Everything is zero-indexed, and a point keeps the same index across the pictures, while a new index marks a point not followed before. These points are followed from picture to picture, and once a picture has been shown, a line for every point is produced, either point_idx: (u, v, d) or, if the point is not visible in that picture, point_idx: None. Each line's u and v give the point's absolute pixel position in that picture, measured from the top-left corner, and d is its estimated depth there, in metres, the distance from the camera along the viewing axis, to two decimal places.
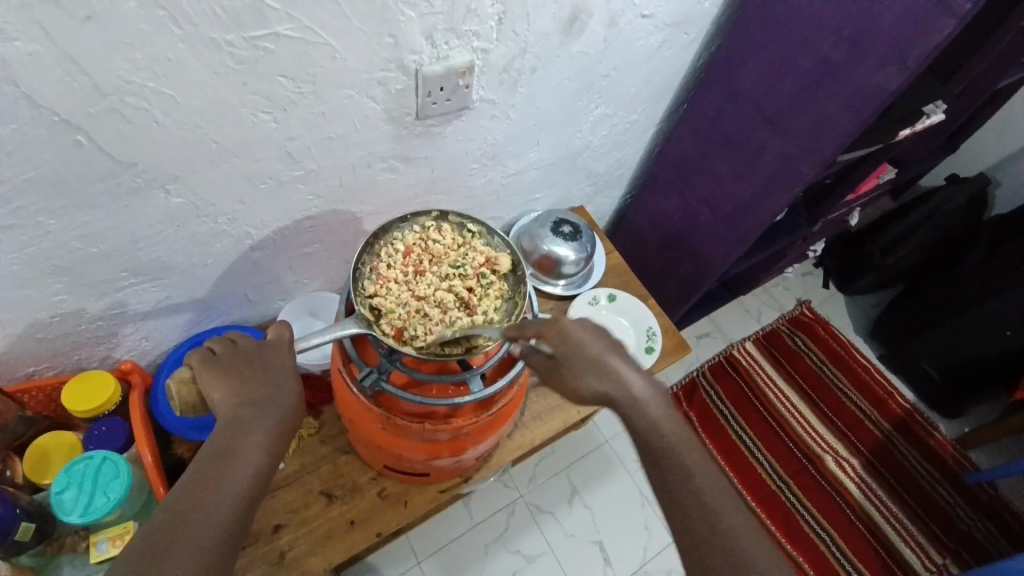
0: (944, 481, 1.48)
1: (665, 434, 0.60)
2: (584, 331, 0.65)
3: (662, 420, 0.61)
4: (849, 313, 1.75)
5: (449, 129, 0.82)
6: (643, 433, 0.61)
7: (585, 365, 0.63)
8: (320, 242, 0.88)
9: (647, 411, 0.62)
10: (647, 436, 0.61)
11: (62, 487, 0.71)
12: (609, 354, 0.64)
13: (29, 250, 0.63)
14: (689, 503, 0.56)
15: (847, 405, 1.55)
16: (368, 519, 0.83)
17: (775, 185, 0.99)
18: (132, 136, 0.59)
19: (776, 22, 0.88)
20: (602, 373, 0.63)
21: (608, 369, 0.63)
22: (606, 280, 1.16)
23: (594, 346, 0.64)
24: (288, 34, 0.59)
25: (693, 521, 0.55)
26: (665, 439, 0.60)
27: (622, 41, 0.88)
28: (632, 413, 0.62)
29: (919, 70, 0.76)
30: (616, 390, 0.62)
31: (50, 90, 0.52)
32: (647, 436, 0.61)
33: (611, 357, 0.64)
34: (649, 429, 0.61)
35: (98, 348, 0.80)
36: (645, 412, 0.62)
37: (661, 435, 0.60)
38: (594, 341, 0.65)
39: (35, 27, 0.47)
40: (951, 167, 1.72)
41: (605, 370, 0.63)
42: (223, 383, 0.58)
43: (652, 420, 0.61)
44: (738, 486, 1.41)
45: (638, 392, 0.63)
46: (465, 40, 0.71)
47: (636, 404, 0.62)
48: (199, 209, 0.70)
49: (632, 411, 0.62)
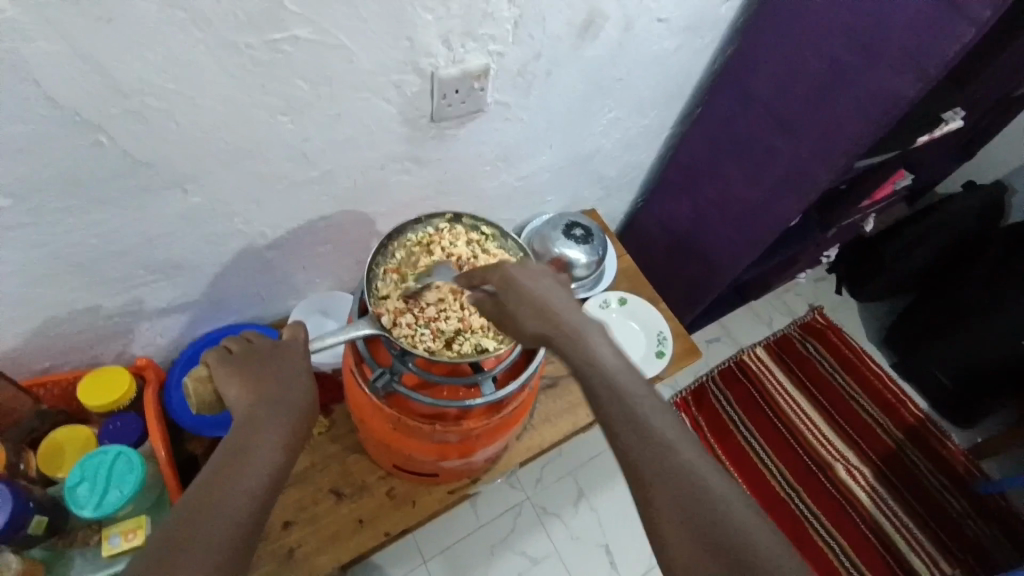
0: (955, 490, 1.46)
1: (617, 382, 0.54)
2: (529, 276, 0.65)
3: (619, 375, 0.55)
4: (860, 320, 1.73)
5: (463, 132, 0.82)
6: (591, 374, 0.55)
7: (527, 305, 0.62)
8: (333, 243, 0.88)
9: (589, 347, 0.57)
10: (592, 377, 0.55)
11: (77, 481, 0.72)
12: (549, 296, 0.63)
13: (49, 247, 0.64)
14: (655, 468, 0.49)
15: (858, 412, 1.54)
16: (377, 518, 0.84)
17: (790, 191, 0.98)
18: (151, 136, 0.60)
19: (792, 26, 0.88)
20: (540, 315, 0.61)
21: (546, 310, 0.61)
22: (616, 283, 1.15)
23: (535, 287, 0.63)
24: (307, 38, 0.59)
25: (652, 492, 0.48)
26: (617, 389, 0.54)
27: (637, 45, 0.88)
28: (577, 352, 0.57)
29: (937, 79, 0.75)
30: (553, 330, 0.60)
31: (73, 91, 0.53)
32: (587, 376, 0.55)
33: (550, 294, 0.63)
34: (597, 372, 0.55)
35: (115, 343, 0.82)
36: (589, 351, 0.57)
37: (621, 397, 0.53)
38: (539, 282, 0.64)
39: (59, 29, 0.48)
40: (968, 174, 1.70)
41: (541, 310, 0.61)
42: (239, 381, 0.59)
43: (595, 360, 0.56)
44: (746, 492, 1.41)
45: (578, 329, 0.59)
46: (481, 43, 0.72)
47: (573, 341, 0.58)
48: (216, 209, 0.71)
49: (578, 354, 0.57)
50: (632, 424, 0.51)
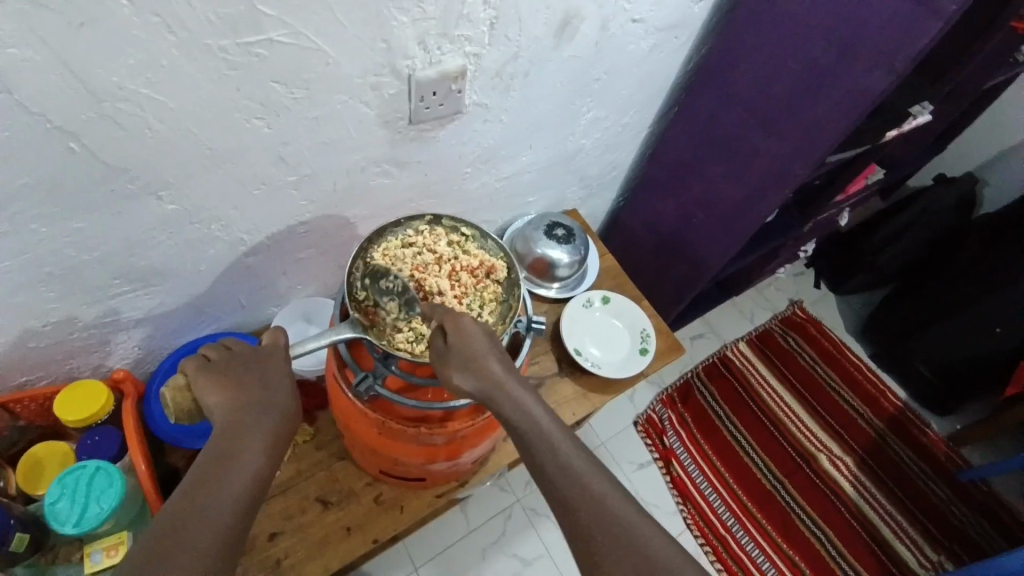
0: (936, 476, 1.49)
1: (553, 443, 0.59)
2: (475, 330, 0.66)
3: (560, 441, 0.60)
4: (840, 313, 1.76)
5: (442, 134, 0.82)
6: (527, 434, 0.60)
7: (465, 361, 0.64)
8: (313, 248, 0.87)
9: (528, 412, 0.62)
10: (533, 444, 0.60)
11: (56, 497, 0.70)
12: (491, 353, 0.65)
13: (22, 257, 0.63)
14: (603, 524, 0.54)
15: (840, 403, 1.57)
16: (364, 525, 0.83)
17: (767, 186, 1.00)
18: (125, 142, 0.59)
19: (765, 25, 0.90)
20: (482, 374, 0.64)
21: (486, 368, 0.64)
22: (600, 282, 1.16)
23: (480, 342, 0.66)
24: (281, 41, 0.59)
25: (600, 547, 0.53)
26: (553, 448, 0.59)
27: (613, 45, 0.89)
28: (513, 413, 0.62)
29: (905, 72, 0.77)
30: (494, 391, 0.63)
31: (43, 97, 0.52)
32: (530, 441, 0.60)
33: (493, 355, 0.65)
34: (529, 430, 0.61)
35: (91, 356, 0.80)
36: (530, 416, 0.62)
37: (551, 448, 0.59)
38: (483, 341, 0.66)
39: (30, 35, 0.47)
40: (938, 167, 1.75)
41: (483, 370, 0.64)
42: (220, 388, 0.59)
43: (534, 424, 0.61)
44: (733, 486, 1.42)
45: (517, 394, 0.63)
46: (458, 45, 0.72)
47: (514, 404, 0.63)
48: (193, 215, 0.70)
49: (511, 413, 0.62)
50: (578, 486, 0.56)
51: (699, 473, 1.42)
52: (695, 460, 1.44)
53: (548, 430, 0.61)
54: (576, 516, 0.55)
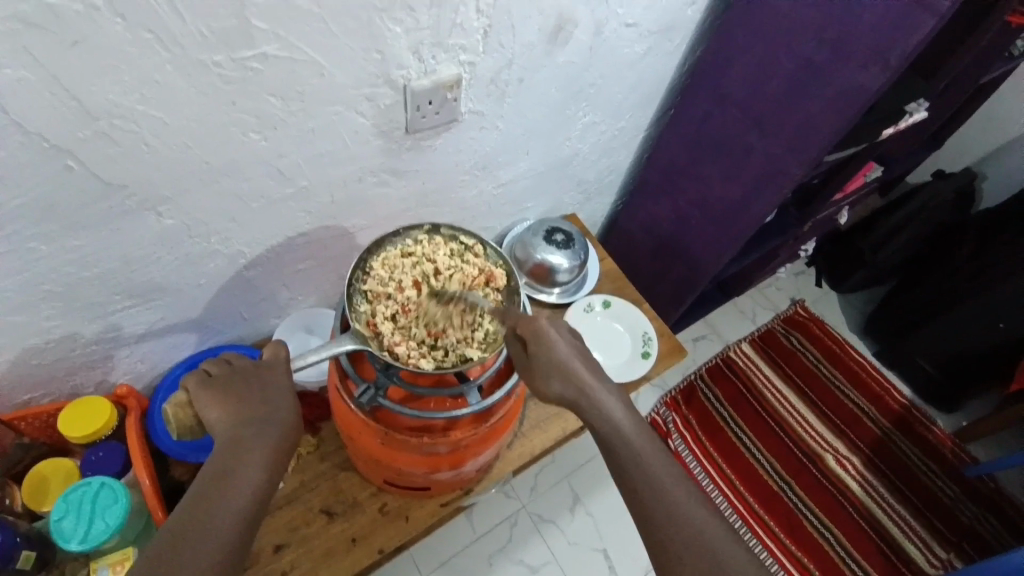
0: (943, 474, 1.49)
1: (640, 453, 0.60)
2: (557, 334, 0.68)
3: (642, 447, 0.60)
4: (842, 311, 1.76)
5: (439, 142, 0.83)
6: (611, 439, 0.61)
7: (552, 368, 0.65)
8: (312, 259, 0.88)
9: (611, 418, 0.63)
10: (619, 451, 0.60)
11: (61, 514, 0.70)
12: (573, 357, 0.67)
13: (22, 276, 0.63)
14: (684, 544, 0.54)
15: (844, 402, 1.56)
16: (369, 536, 0.83)
17: (765, 186, 0.99)
18: (121, 159, 0.59)
19: (757, 26, 0.90)
20: (567, 378, 0.65)
21: (573, 374, 0.65)
22: (600, 286, 1.16)
23: (561, 348, 0.67)
24: (275, 54, 0.59)
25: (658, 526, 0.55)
26: (639, 458, 0.59)
27: (607, 50, 0.89)
28: (598, 419, 0.63)
29: (899, 70, 0.77)
30: (582, 397, 0.64)
31: (39, 116, 0.52)
32: (614, 448, 0.61)
33: (577, 360, 0.67)
34: (614, 435, 0.62)
35: (93, 372, 0.80)
36: (613, 420, 0.63)
37: (631, 448, 0.60)
38: (566, 345, 0.67)
39: (24, 54, 0.48)
40: (936, 163, 1.75)
41: (569, 375, 0.65)
42: (219, 403, 0.58)
43: (619, 431, 0.62)
44: (740, 487, 1.41)
45: (601, 397, 0.65)
46: (452, 53, 0.72)
47: (598, 409, 0.64)
48: (192, 229, 0.70)
49: (596, 417, 0.63)
50: (651, 489, 0.57)
51: (705, 475, 1.42)
52: (701, 462, 1.43)
53: (633, 435, 0.61)
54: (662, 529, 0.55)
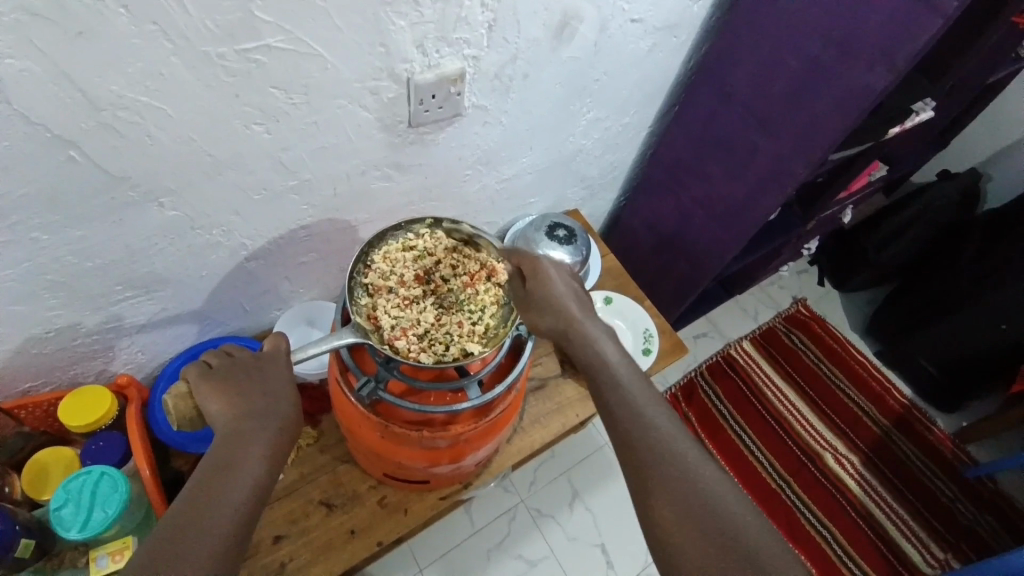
0: (942, 474, 1.49)
1: (623, 386, 0.62)
2: (556, 276, 0.74)
3: (629, 382, 0.62)
4: (844, 310, 1.75)
5: (442, 136, 0.82)
6: (594, 367, 0.65)
7: (546, 301, 0.71)
8: (314, 252, 0.88)
9: (613, 372, 0.63)
10: (601, 377, 0.63)
11: (61, 503, 0.71)
12: (585, 321, 0.69)
13: (25, 266, 0.63)
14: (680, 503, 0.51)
15: (845, 401, 1.56)
16: (369, 528, 0.83)
17: (769, 185, 0.99)
18: (124, 150, 0.59)
19: (763, 24, 0.89)
20: (558, 312, 0.70)
21: (580, 332, 0.68)
22: (602, 282, 1.16)
23: (558, 287, 0.72)
24: (279, 46, 0.59)
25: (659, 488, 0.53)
26: (620, 388, 0.61)
27: (612, 45, 0.89)
28: (585, 350, 0.67)
29: (907, 69, 0.77)
30: (569, 328, 0.68)
31: (43, 107, 0.52)
32: (596, 374, 0.64)
33: (572, 300, 0.71)
34: (597, 364, 0.65)
35: (95, 362, 0.80)
36: (600, 353, 0.66)
37: (615, 378, 0.63)
38: (563, 285, 0.73)
39: (27, 45, 0.48)
40: (942, 163, 1.74)
41: (560, 309, 0.70)
42: (220, 395, 0.58)
43: (603, 360, 0.65)
44: (739, 485, 1.41)
45: (592, 332, 0.68)
46: (456, 48, 0.72)
47: (585, 340, 0.67)
48: (194, 221, 0.70)
49: (581, 347, 0.67)
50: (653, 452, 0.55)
51: None
52: None
53: (617, 366, 0.64)
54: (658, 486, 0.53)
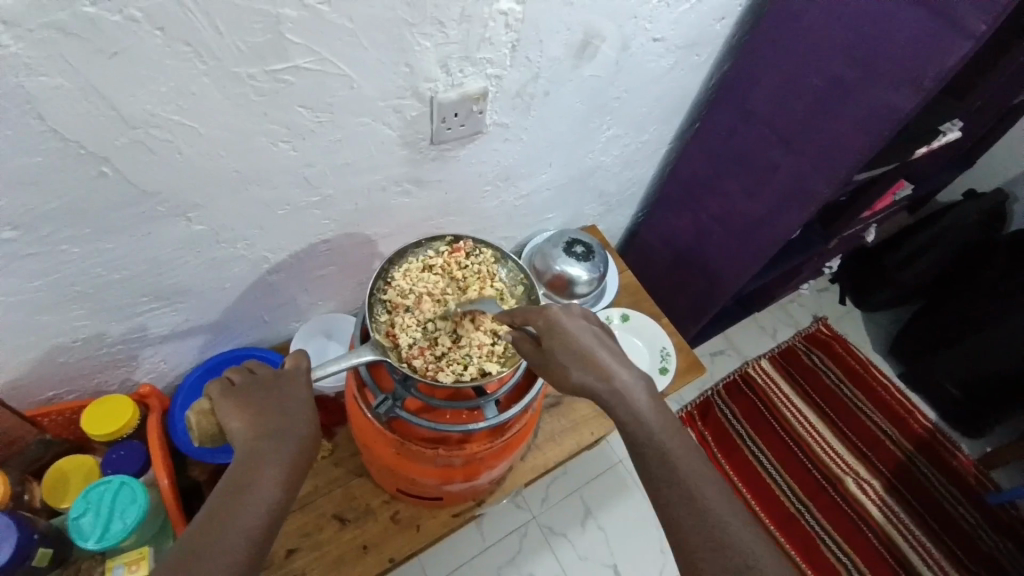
0: (966, 501, 1.45)
1: (661, 445, 0.57)
2: (574, 323, 0.64)
3: (666, 438, 0.58)
4: (865, 330, 1.72)
5: (462, 153, 0.83)
6: (633, 430, 0.58)
7: (571, 358, 0.62)
8: (333, 265, 0.88)
9: (636, 406, 0.59)
10: (643, 445, 0.57)
11: (80, 512, 0.71)
12: (595, 346, 0.63)
13: (54, 276, 0.64)
14: (699, 533, 0.53)
15: (866, 424, 1.53)
16: (381, 544, 0.83)
17: (790, 205, 0.98)
18: (153, 166, 0.60)
19: (786, 43, 0.89)
20: (590, 369, 0.61)
21: (594, 361, 0.61)
22: (619, 299, 1.15)
23: (582, 338, 0.63)
24: (307, 66, 0.60)
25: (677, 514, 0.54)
26: (661, 451, 0.57)
27: (634, 64, 0.89)
28: (622, 410, 0.59)
29: (935, 92, 0.76)
30: (602, 388, 0.60)
31: (77, 124, 0.53)
32: (639, 441, 0.58)
33: (599, 348, 0.63)
34: (637, 425, 0.58)
35: (118, 370, 0.81)
36: (638, 412, 0.58)
37: (654, 439, 0.57)
38: (586, 334, 0.63)
39: (63, 64, 0.49)
40: (967, 182, 1.71)
41: (590, 364, 0.61)
42: (240, 412, 0.59)
43: (645, 423, 0.58)
44: (755, 508, 1.39)
45: (627, 386, 0.60)
46: (479, 67, 0.72)
47: (622, 398, 0.59)
48: (218, 234, 0.71)
49: (620, 408, 0.59)
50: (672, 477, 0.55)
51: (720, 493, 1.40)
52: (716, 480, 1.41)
53: (658, 426, 0.58)
54: (687, 525, 0.53)
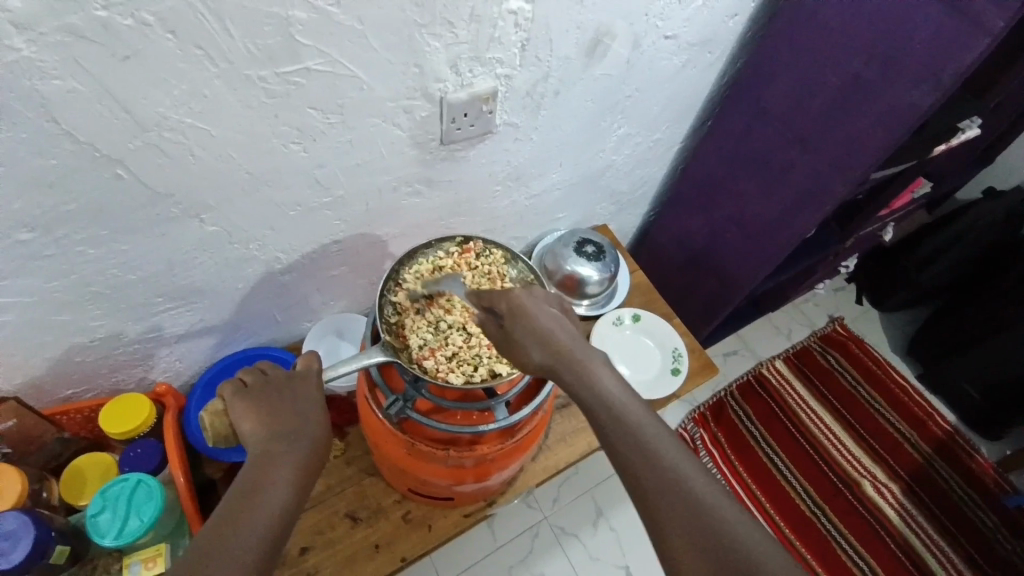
0: (986, 505, 1.42)
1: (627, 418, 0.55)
2: (533, 302, 0.64)
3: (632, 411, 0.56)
4: (883, 330, 1.70)
5: (472, 153, 0.83)
6: (598, 409, 0.56)
7: (532, 337, 0.61)
8: (345, 265, 0.89)
9: (598, 385, 0.58)
10: (606, 420, 0.55)
11: (98, 509, 0.72)
12: (555, 327, 0.62)
13: (71, 277, 0.65)
14: (682, 518, 0.49)
15: (884, 426, 1.50)
16: (392, 543, 0.83)
17: (805, 204, 0.97)
18: (167, 168, 0.61)
19: (801, 39, 0.87)
20: (549, 349, 0.61)
21: (556, 342, 0.61)
22: (630, 299, 1.14)
23: (541, 317, 0.63)
24: (318, 68, 0.60)
25: (655, 495, 0.50)
26: (628, 426, 0.54)
27: (645, 62, 0.88)
28: (585, 391, 0.58)
29: (954, 88, 0.74)
30: (563, 369, 0.59)
31: (94, 127, 0.54)
32: (602, 419, 0.56)
33: (558, 330, 0.62)
34: (602, 405, 0.56)
35: (135, 369, 0.83)
36: (602, 393, 0.57)
37: (621, 414, 0.55)
38: (546, 314, 0.63)
39: (78, 68, 0.49)
40: (987, 180, 1.67)
41: (549, 343, 0.61)
42: (253, 414, 0.59)
43: (611, 403, 0.56)
44: (770, 510, 1.37)
45: (589, 365, 0.59)
46: (489, 67, 0.72)
47: (587, 377, 0.59)
48: (231, 236, 0.72)
49: (583, 390, 0.58)
50: (649, 461, 0.52)
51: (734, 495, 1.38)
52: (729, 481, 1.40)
53: (624, 403, 0.56)
54: (665, 508, 0.50)
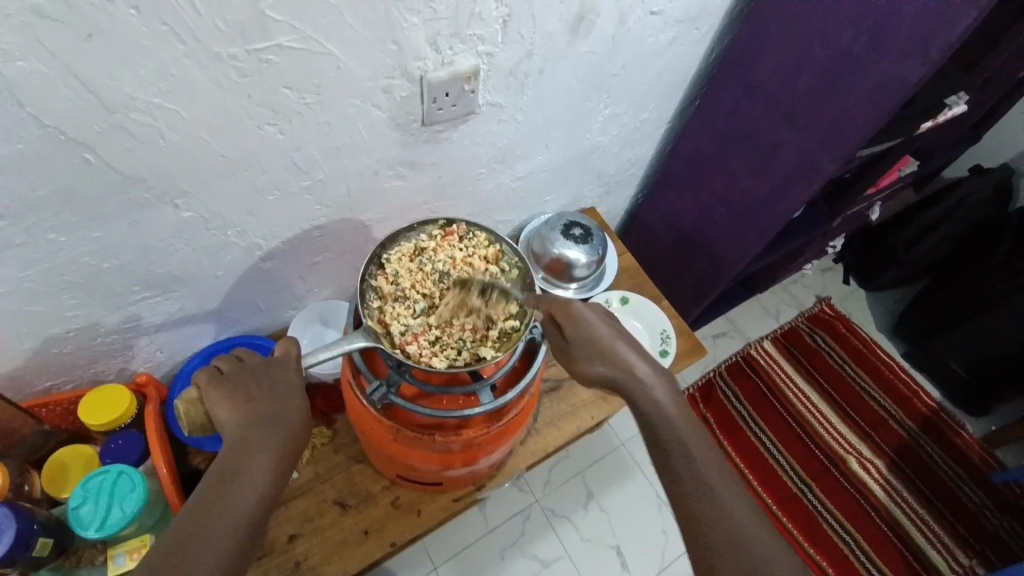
0: (971, 480, 1.44)
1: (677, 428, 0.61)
2: (595, 319, 0.71)
3: (677, 419, 0.62)
4: (870, 309, 1.71)
5: (456, 134, 0.81)
6: (654, 418, 0.62)
7: (592, 350, 0.69)
8: (328, 251, 0.87)
9: (653, 395, 0.64)
10: (658, 427, 0.61)
11: (80, 501, 0.72)
12: (616, 340, 0.69)
13: (43, 266, 0.63)
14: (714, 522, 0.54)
15: (870, 404, 1.52)
16: (381, 528, 0.83)
17: (793, 182, 0.96)
18: (138, 151, 0.59)
19: (792, 14, 0.86)
20: (611, 361, 0.67)
21: (613, 353, 0.68)
22: (619, 282, 1.14)
23: (602, 331, 0.70)
24: (291, 45, 0.58)
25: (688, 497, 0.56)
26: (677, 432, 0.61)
27: (631, 39, 0.86)
28: (642, 398, 0.64)
29: (943, 60, 0.73)
30: (624, 377, 0.66)
31: (60, 110, 0.52)
32: (656, 422, 0.62)
33: (618, 342, 0.69)
34: (656, 413, 0.62)
35: (115, 360, 0.81)
36: (658, 401, 0.63)
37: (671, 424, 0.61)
38: (607, 330, 0.70)
39: (39, 47, 0.47)
40: (974, 158, 1.67)
41: (611, 357, 0.68)
42: (229, 401, 0.58)
43: (660, 408, 0.63)
44: (758, 489, 1.39)
45: (647, 378, 0.66)
46: (470, 44, 0.70)
47: (642, 387, 0.65)
48: (209, 222, 0.70)
49: (637, 394, 0.64)
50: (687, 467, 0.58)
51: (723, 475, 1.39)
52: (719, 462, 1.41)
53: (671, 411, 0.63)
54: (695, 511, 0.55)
